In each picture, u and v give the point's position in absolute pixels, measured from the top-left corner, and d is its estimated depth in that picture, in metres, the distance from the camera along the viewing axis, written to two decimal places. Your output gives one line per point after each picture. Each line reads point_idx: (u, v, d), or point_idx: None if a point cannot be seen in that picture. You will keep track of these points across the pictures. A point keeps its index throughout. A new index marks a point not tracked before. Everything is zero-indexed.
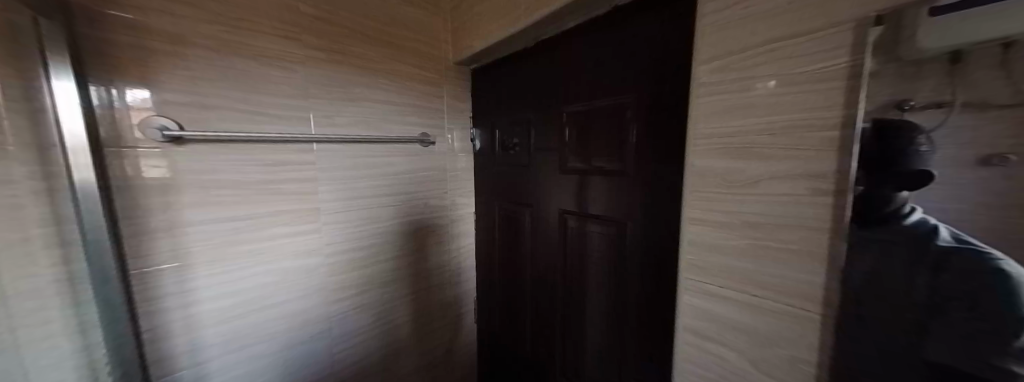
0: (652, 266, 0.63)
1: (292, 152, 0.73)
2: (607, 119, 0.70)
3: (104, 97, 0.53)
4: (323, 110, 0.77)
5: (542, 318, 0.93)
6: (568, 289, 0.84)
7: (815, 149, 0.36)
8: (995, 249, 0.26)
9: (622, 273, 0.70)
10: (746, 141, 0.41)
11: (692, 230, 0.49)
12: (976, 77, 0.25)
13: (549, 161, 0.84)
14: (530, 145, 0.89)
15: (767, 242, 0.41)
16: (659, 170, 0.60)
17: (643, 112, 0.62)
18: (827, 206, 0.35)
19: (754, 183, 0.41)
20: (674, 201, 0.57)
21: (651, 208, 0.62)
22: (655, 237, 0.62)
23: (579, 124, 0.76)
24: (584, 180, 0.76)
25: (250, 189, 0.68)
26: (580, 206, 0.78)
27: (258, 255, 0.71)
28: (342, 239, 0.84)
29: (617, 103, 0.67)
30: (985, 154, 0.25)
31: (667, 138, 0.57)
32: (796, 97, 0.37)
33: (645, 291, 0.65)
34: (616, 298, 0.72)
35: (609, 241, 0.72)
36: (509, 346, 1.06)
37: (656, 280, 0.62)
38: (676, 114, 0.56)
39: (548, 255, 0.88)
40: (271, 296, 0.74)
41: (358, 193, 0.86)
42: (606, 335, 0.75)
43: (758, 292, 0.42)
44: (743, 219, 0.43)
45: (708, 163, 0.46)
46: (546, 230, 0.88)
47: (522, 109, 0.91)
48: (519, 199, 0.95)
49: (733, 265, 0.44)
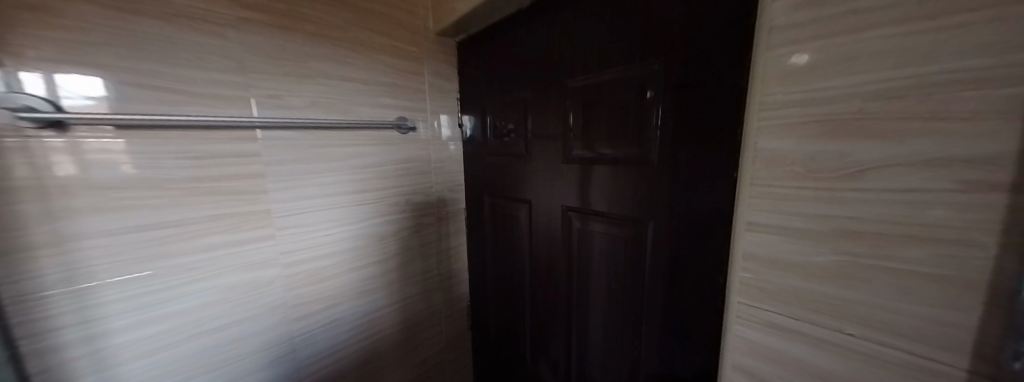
0: (681, 278, 0.50)
1: (231, 141, 0.59)
2: (623, 94, 0.55)
3: None
4: (268, 88, 0.62)
5: (544, 331, 0.80)
6: (573, 300, 0.71)
7: (979, 119, 0.22)
8: None
9: (641, 285, 0.57)
10: (847, 110, 0.28)
11: (751, 239, 0.35)
12: None
13: (549, 148, 0.70)
14: (527, 130, 0.75)
15: (873, 260, 0.28)
16: (694, 157, 0.46)
17: (672, 82, 0.48)
18: (996, 210, 0.22)
19: (856, 174, 0.28)
20: (716, 197, 0.44)
21: (682, 206, 0.48)
22: (687, 243, 0.48)
23: (586, 101, 0.62)
24: (592, 171, 0.62)
25: (173, 189, 0.54)
26: (587, 204, 0.64)
27: (192, 270, 0.57)
28: (304, 246, 0.71)
29: (636, 73, 0.53)
30: None
31: (708, 115, 0.43)
32: (945, 35, 0.22)
33: (672, 309, 0.52)
34: (633, 314, 0.59)
35: (624, 246, 0.59)
36: (508, 358, 0.94)
37: (687, 296, 0.50)
38: (720, 82, 0.41)
39: (549, 259, 0.75)
40: (214, 319, 0.61)
41: (320, 191, 0.71)
42: (620, 355, 0.63)
43: (855, 330, 0.29)
44: (833, 225, 0.30)
45: (778, 147, 0.32)
46: (546, 231, 0.74)
47: (517, 86, 0.76)
48: (514, 195, 0.81)
49: (814, 290, 0.31)
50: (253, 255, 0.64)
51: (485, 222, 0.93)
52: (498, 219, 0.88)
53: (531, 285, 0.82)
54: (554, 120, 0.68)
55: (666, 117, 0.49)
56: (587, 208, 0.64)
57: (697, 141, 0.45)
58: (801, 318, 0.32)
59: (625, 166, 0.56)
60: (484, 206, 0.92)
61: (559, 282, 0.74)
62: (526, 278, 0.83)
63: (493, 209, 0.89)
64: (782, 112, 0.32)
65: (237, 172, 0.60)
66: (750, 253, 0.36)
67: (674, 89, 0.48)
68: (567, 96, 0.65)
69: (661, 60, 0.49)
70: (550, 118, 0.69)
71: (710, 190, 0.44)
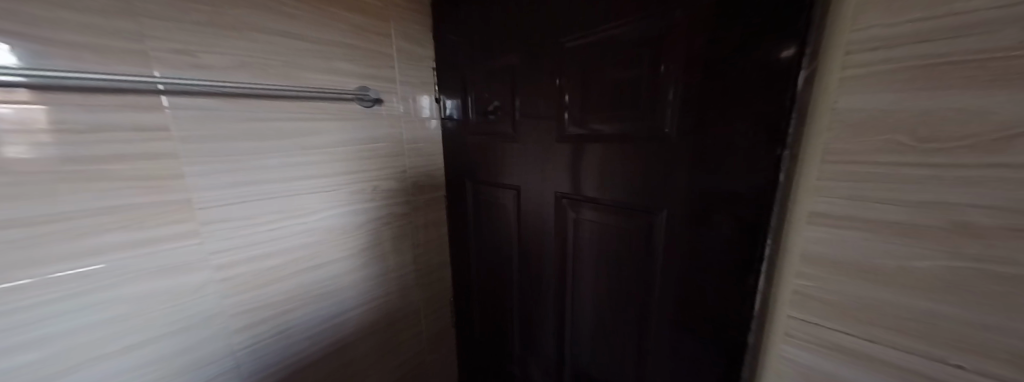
0: (699, 278, 0.42)
1: (130, 112, 0.45)
2: (631, 53, 0.44)
3: None
4: (177, 42, 0.48)
5: (533, 332, 0.72)
6: (566, 299, 0.63)
7: None
8: None
9: (646, 285, 0.49)
10: (990, 43, 0.18)
11: (815, 235, 0.27)
12: None
13: (538, 125, 0.59)
14: (512, 103, 0.63)
15: (1009, 269, 0.19)
16: (724, 129, 0.36)
17: (697, 30, 0.37)
18: None
19: (997, 142, 0.19)
20: (751, 179, 0.35)
21: (704, 194, 0.39)
22: (708, 236, 0.40)
23: (583, 65, 0.50)
24: (591, 152, 0.51)
25: (39, 174, 0.39)
26: (583, 191, 0.54)
27: (85, 278, 0.44)
28: (245, 243, 0.58)
29: (648, 25, 0.42)
30: None
31: (747, 75, 0.33)
32: None
33: (685, 311, 0.44)
34: (636, 316, 0.52)
35: (628, 241, 0.50)
36: (495, 359, 0.86)
37: (705, 296, 0.42)
38: (767, 28, 0.31)
39: (538, 254, 0.66)
40: (127, 337, 0.49)
41: (263, 176, 0.58)
42: (620, 361, 0.56)
43: (962, 360, 0.22)
44: (945, 218, 0.21)
45: (872, 105, 0.23)
46: (535, 222, 0.64)
47: (501, 50, 0.63)
48: (500, 181, 0.70)
49: (905, 303, 0.23)
50: (174, 256, 0.51)
51: (467, 212, 0.82)
52: (482, 209, 0.78)
53: (519, 282, 0.73)
54: (545, 90, 0.57)
55: (687, 78, 0.39)
56: (585, 196, 0.55)
57: (729, 107, 0.35)
58: (878, 339, 0.25)
59: (632, 144, 0.46)
60: (466, 194, 0.81)
61: (551, 279, 0.65)
62: (513, 274, 0.74)
63: (476, 196, 0.79)
64: (886, 53, 0.22)
65: (141, 152, 0.46)
66: (809, 253, 0.28)
67: (697, 41, 0.37)
68: (561, 60, 0.53)
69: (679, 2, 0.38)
70: (540, 88, 0.57)
71: (744, 170, 0.35)
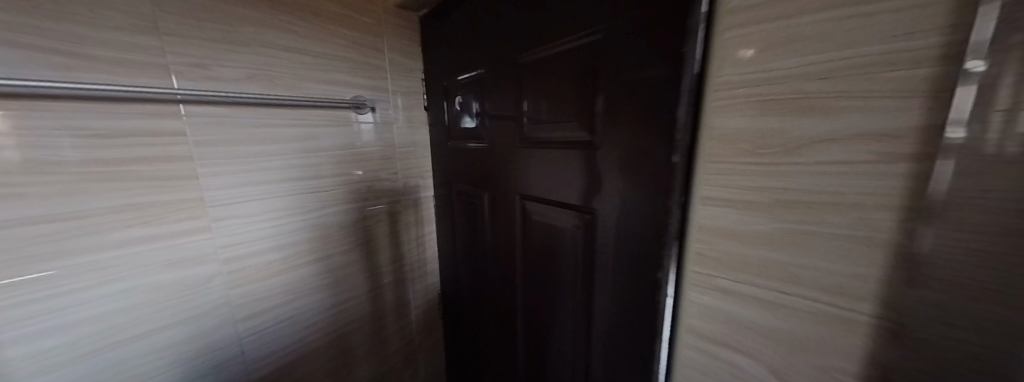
0: (627, 267, 0.48)
1: (148, 118, 0.50)
2: (569, 69, 0.52)
3: None
4: (192, 56, 0.53)
5: (503, 318, 0.80)
6: (527, 287, 0.70)
7: (888, 97, 0.25)
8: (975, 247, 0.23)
9: (587, 272, 0.55)
10: (788, 88, 0.30)
11: (704, 212, 0.38)
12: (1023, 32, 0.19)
13: (505, 131, 0.67)
14: (484, 110, 0.72)
15: (807, 227, 0.31)
16: (643, 136, 0.43)
17: (619, 53, 0.44)
18: (900, 177, 0.25)
19: (796, 149, 0.30)
20: (663, 178, 0.41)
21: (625, 190, 0.46)
22: (633, 229, 0.46)
23: (537, 78, 0.58)
24: (547, 156, 0.58)
25: (69, 172, 0.45)
26: (543, 191, 0.61)
27: (101, 270, 0.49)
28: (246, 239, 0.63)
29: (580, 47, 0.50)
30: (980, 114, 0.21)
31: (648, 92, 0.41)
32: (872, 19, 0.25)
33: (620, 298, 0.50)
34: (585, 305, 0.57)
35: (572, 234, 0.57)
36: (476, 347, 0.93)
37: (632, 283, 0.47)
38: (659, 54, 0.39)
39: (506, 245, 0.74)
40: (140, 323, 0.54)
41: (264, 176, 0.64)
42: (570, 344, 0.62)
43: (789, 289, 0.33)
44: (775, 196, 0.33)
45: (735, 124, 0.34)
46: (504, 217, 0.73)
47: (475, 64, 0.72)
48: (481, 183, 0.78)
49: (758, 256, 0.35)
50: (181, 250, 0.56)
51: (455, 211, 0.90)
52: (467, 208, 0.85)
53: (495, 276, 0.79)
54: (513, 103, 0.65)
55: (614, 93, 0.46)
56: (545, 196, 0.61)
57: (645, 118, 0.42)
58: (745, 282, 0.36)
59: (576, 150, 0.53)
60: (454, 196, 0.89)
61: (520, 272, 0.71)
62: (490, 268, 0.80)
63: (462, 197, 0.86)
64: (739, 92, 0.34)
65: (156, 154, 0.51)
66: (703, 226, 0.39)
67: (619, 63, 0.45)
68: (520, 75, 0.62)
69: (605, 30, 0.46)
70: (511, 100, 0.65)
71: (658, 171, 0.41)
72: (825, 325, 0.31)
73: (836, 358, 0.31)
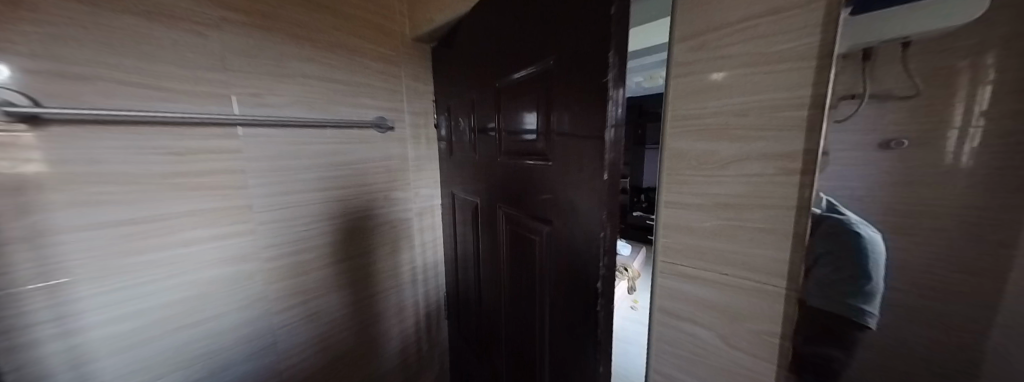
0: (568, 269, 0.53)
1: (210, 137, 0.61)
2: (525, 92, 0.59)
3: None
4: (248, 87, 0.64)
5: (487, 317, 0.87)
6: (503, 287, 0.77)
7: (782, 129, 0.37)
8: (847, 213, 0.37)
9: (541, 275, 0.61)
10: (720, 120, 0.41)
11: (665, 213, 0.48)
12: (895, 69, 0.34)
13: (484, 145, 0.76)
14: (471, 126, 0.81)
15: (738, 222, 0.42)
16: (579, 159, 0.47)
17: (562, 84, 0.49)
18: (794, 186, 0.37)
19: (727, 164, 0.41)
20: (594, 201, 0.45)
21: (564, 200, 0.52)
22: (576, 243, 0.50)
23: (506, 99, 0.66)
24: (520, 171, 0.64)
25: (149, 183, 0.55)
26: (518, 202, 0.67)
27: (163, 267, 0.58)
28: (279, 241, 0.72)
29: (531, 74, 0.56)
30: (889, 138, 0.35)
31: (573, 113, 0.47)
32: (770, 76, 0.37)
33: (568, 305, 0.54)
34: (545, 311, 0.61)
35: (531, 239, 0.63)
36: (469, 345, 1.00)
37: (575, 292, 0.52)
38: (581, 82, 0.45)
39: (487, 248, 0.81)
40: (193, 313, 0.63)
41: (298, 187, 0.74)
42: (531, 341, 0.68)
43: (728, 271, 0.43)
44: (715, 200, 0.43)
45: (686, 146, 0.45)
46: (484, 222, 0.80)
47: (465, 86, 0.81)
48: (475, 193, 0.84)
49: (708, 246, 0.45)
50: (228, 250, 0.65)
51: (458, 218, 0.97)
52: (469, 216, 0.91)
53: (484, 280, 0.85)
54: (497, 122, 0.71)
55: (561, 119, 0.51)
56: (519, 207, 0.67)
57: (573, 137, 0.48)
58: (698, 267, 0.46)
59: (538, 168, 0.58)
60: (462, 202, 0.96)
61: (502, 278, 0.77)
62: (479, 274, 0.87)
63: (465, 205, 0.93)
64: (688, 122, 0.44)
65: (212, 168, 0.61)
66: (666, 223, 0.48)
67: (557, 89, 0.51)
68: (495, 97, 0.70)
69: (554, 59, 0.50)
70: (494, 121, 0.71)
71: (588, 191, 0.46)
72: (755, 296, 0.42)
73: (766, 323, 0.41)
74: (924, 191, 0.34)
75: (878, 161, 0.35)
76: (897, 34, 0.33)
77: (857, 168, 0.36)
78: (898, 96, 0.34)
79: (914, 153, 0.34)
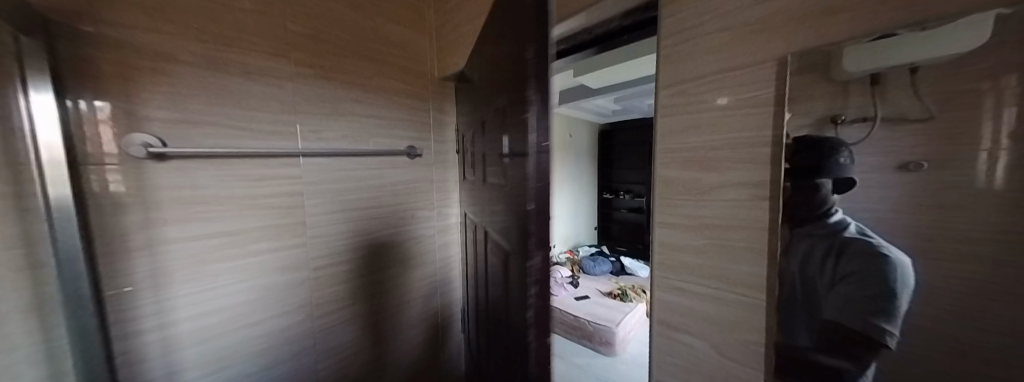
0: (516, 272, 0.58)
1: (278, 166, 0.74)
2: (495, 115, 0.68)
3: (73, 108, 0.52)
4: (310, 125, 0.79)
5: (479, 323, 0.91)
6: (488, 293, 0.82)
7: (752, 163, 0.44)
8: (877, 237, 0.38)
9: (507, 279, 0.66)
10: (700, 153, 0.49)
11: (661, 233, 0.55)
12: (906, 97, 0.34)
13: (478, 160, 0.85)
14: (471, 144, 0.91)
15: (721, 241, 0.48)
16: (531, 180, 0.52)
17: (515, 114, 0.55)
18: (766, 209, 0.43)
19: (709, 191, 0.48)
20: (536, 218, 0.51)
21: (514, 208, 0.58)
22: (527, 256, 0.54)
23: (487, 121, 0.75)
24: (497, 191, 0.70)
25: (231, 204, 0.68)
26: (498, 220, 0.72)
27: (237, 271, 0.70)
28: (322, 254, 0.84)
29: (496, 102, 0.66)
30: (905, 162, 0.34)
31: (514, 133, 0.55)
32: (738, 119, 0.45)
33: (518, 307, 0.58)
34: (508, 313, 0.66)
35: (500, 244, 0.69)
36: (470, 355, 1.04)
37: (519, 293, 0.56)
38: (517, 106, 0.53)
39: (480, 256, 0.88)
40: (253, 314, 0.73)
41: (341, 207, 0.86)
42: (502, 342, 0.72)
43: (716, 285, 0.49)
44: (701, 222, 0.49)
45: (673, 175, 0.52)
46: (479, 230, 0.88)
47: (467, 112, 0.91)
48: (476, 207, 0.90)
49: (699, 263, 0.50)
50: (284, 260, 0.77)
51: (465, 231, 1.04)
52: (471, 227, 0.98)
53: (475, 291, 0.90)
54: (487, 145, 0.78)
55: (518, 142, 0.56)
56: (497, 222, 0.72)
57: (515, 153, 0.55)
58: (689, 281, 0.52)
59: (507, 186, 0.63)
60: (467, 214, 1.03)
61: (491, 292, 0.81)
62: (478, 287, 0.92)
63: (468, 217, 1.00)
64: (673, 154, 0.52)
65: (278, 191, 0.75)
66: (663, 242, 0.54)
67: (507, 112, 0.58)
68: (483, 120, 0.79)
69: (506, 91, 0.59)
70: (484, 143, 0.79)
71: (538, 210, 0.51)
72: (739, 307, 0.47)
73: (753, 334, 0.46)
74: (940, 215, 0.33)
75: (893, 184, 0.35)
76: (904, 61, 0.34)
77: (877, 190, 0.37)
78: (910, 119, 0.34)
79: (931, 176, 0.33)
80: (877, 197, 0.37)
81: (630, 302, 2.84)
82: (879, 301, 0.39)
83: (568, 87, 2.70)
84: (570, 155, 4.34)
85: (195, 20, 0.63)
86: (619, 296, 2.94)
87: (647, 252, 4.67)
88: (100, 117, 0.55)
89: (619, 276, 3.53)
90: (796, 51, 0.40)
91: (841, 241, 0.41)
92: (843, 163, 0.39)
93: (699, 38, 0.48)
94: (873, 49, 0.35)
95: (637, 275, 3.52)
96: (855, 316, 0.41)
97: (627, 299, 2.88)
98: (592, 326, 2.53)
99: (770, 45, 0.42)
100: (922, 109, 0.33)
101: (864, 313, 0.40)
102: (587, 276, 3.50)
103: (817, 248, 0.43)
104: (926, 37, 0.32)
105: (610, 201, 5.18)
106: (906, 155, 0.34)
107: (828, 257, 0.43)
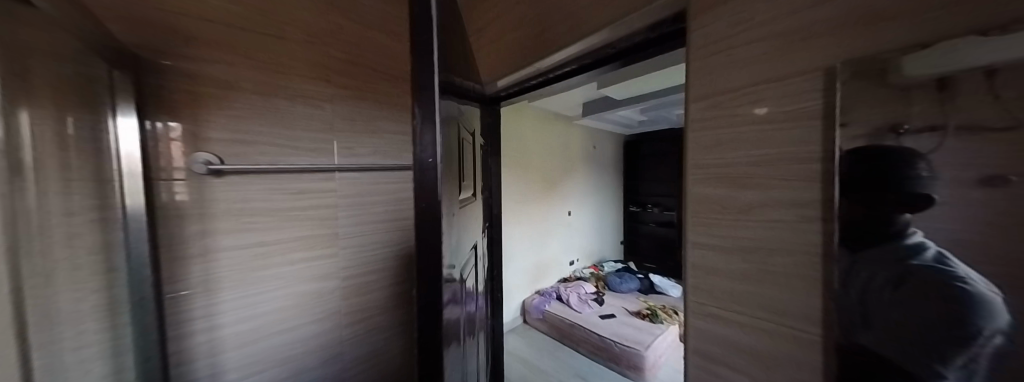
0: None
1: (316, 181, 0.80)
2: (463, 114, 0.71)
3: (150, 129, 0.60)
4: (345, 142, 0.84)
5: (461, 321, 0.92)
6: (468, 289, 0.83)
7: (798, 180, 0.40)
8: (961, 264, 0.30)
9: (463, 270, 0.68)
10: (737, 170, 0.45)
11: (694, 254, 0.51)
12: (981, 101, 0.28)
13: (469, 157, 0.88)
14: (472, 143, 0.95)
15: (765, 266, 0.43)
16: (444, 147, 0.40)
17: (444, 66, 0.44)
18: (817, 232, 0.39)
19: (749, 210, 0.44)
20: (417, 176, 0.35)
21: None
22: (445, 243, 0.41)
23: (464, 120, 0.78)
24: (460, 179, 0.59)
25: (275, 215, 0.74)
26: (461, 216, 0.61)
27: (277, 279, 0.75)
28: (352, 264, 0.87)
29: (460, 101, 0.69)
30: (989, 175, 0.28)
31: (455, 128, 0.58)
32: (779, 133, 0.41)
33: None
34: None
35: None
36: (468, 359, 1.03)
37: None
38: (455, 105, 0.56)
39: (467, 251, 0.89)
40: (288, 320, 0.77)
41: (371, 219, 0.90)
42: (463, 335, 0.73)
43: (760, 314, 0.44)
44: (741, 243, 0.46)
45: (707, 191, 0.49)
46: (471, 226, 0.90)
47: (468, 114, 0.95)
48: (473, 208, 0.83)
49: (739, 290, 0.46)
50: (317, 269, 0.81)
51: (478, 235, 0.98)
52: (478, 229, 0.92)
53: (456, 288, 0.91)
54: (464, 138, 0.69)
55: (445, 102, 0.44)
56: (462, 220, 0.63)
57: None
58: (728, 308, 0.47)
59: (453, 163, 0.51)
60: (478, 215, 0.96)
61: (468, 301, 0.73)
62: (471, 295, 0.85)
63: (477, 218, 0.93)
64: (706, 170, 0.49)
65: (315, 203, 0.80)
66: (695, 264, 0.51)
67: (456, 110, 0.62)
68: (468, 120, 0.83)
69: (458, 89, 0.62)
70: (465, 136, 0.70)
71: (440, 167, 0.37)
72: (788, 342, 0.42)
73: (805, 373, 0.41)
74: None
75: (973, 201, 0.29)
76: (977, 62, 0.28)
77: (959, 210, 0.30)
78: (988, 127, 0.28)
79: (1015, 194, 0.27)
80: (950, 217, 0.30)
81: (660, 324, 2.66)
82: (947, 343, 0.32)
83: (592, 99, 2.68)
84: (594, 166, 4.26)
85: (251, 51, 0.70)
86: (648, 317, 2.77)
87: (677, 269, 4.40)
88: (170, 136, 0.62)
89: (647, 295, 3.34)
90: (846, 59, 0.36)
91: (905, 268, 0.34)
92: (923, 177, 0.31)
93: (733, 48, 0.46)
94: (931, 54, 0.31)
95: (666, 295, 3.33)
96: (912, 355, 0.34)
97: (656, 320, 2.71)
98: (618, 348, 2.41)
99: (814, 53, 0.38)
100: (1000, 113, 0.27)
101: (928, 357, 0.33)
102: (612, 293, 3.35)
103: (874, 274, 0.36)
104: (994, 41, 0.28)
105: (636, 214, 4.99)
106: (992, 165, 0.28)
107: (888, 285, 0.35)
